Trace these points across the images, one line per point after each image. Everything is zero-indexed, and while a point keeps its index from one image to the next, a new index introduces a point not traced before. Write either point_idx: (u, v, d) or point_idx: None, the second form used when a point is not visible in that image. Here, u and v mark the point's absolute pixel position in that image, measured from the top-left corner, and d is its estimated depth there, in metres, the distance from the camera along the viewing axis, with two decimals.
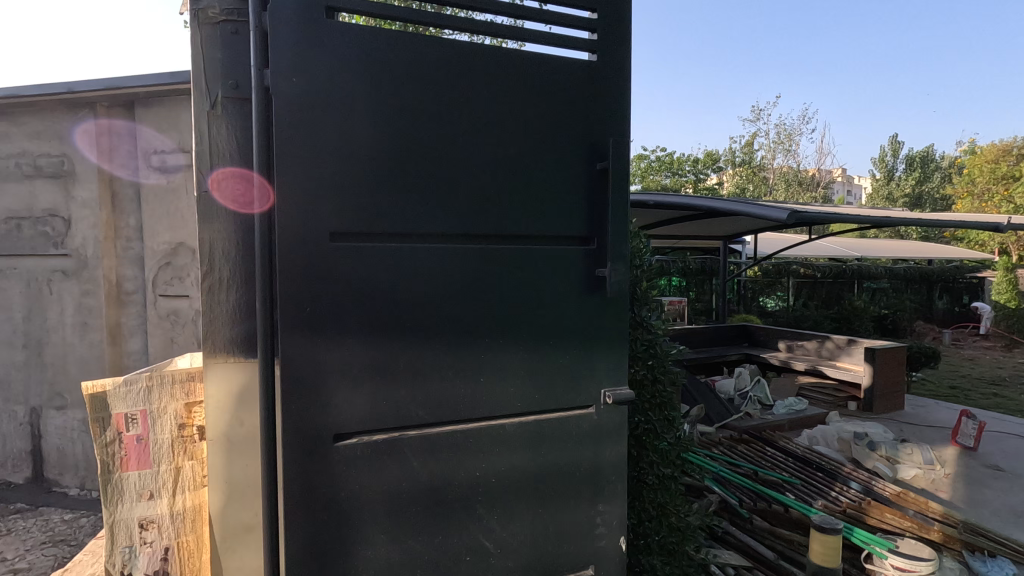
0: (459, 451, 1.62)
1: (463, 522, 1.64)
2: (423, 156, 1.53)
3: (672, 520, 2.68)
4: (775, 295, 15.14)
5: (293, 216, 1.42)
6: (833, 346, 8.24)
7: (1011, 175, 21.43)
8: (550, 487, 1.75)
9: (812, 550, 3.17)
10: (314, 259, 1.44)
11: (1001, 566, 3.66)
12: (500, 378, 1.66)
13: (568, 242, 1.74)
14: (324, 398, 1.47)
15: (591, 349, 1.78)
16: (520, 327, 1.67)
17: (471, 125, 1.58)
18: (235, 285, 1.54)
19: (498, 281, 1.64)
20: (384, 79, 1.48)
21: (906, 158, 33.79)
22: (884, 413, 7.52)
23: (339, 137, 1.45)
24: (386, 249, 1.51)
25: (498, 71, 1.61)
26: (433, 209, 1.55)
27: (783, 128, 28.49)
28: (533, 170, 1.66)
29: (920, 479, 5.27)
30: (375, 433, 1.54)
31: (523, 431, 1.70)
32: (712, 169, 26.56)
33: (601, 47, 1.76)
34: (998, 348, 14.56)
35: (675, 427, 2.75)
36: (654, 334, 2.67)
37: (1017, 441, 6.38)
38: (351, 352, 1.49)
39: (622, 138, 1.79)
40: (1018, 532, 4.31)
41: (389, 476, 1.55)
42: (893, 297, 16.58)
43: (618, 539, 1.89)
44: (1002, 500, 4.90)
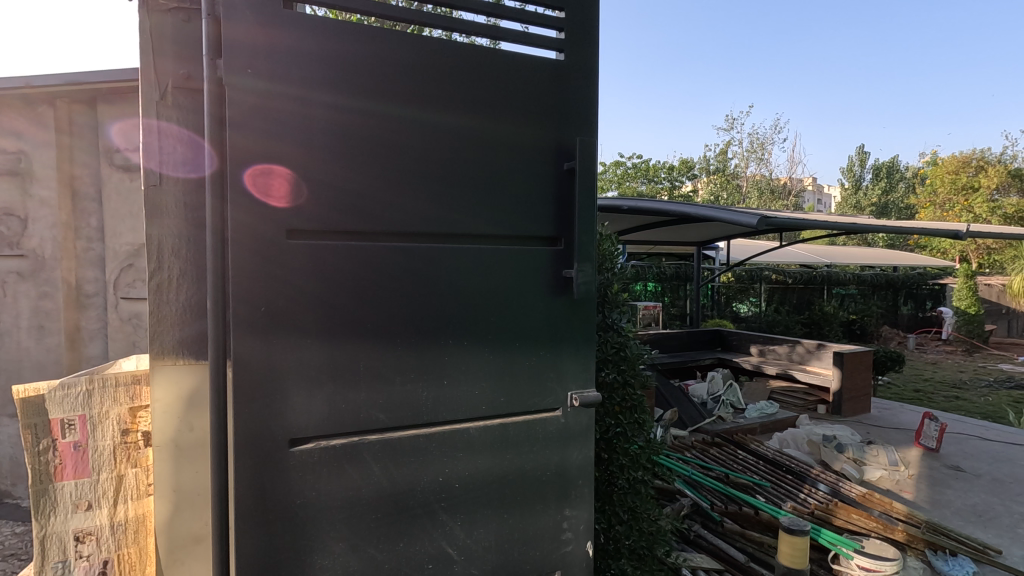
0: (421, 456, 1.58)
1: (425, 529, 1.60)
2: (388, 151, 1.49)
3: (643, 525, 2.66)
4: (748, 300, 15.39)
5: (248, 211, 1.37)
6: (803, 350, 8.38)
7: (970, 186, 22.36)
8: (515, 492, 1.72)
9: (780, 551, 3.19)
10: (270, 257, 1.39)
11: (962, 565, 3.76)
12: (464, 381, 1.63)
13: (535, 242, 1.72)
14: (280, 400, 1.42)
15: (558, 351, 1.76)
16: (485, 329, 1.64)
17: (437, 120, 1.55)
18: (185, 284, 1.47)
19: (462, 280, 1.60)
20: (348, 71, 1.44)
21: (872, 168, 34.79)
22: (851, 416, 7.68)
23: (298, 129, 1.40)
24: (345, 248, 1.46)
25: (464, 67, 1.59)
26: (396, 206, 1.51)
27: (755, 138, 29.14)
28: (499, 169, 1.64)
29: (885, 480, 5.39)
30: (333, 437, 1.49)
31: (487, 434, 1.67)
32: (687, 176, 27.02)
33: (569, 47, 1.74)
34: (959, 353, 15.08)
35: (646, 429, 2.74)
36: (625, 337, 2.66)
37: (977, 442, 6.57)
38: (309, 353, 1.44)
39: (589, 138, 1.78)
40: (978, 531, 4.42)
41: (347, 482, 1.50)
42: (861, 303, 17.02)
43: (585, 544, 1.87)
44: (963, 499, 5.03)
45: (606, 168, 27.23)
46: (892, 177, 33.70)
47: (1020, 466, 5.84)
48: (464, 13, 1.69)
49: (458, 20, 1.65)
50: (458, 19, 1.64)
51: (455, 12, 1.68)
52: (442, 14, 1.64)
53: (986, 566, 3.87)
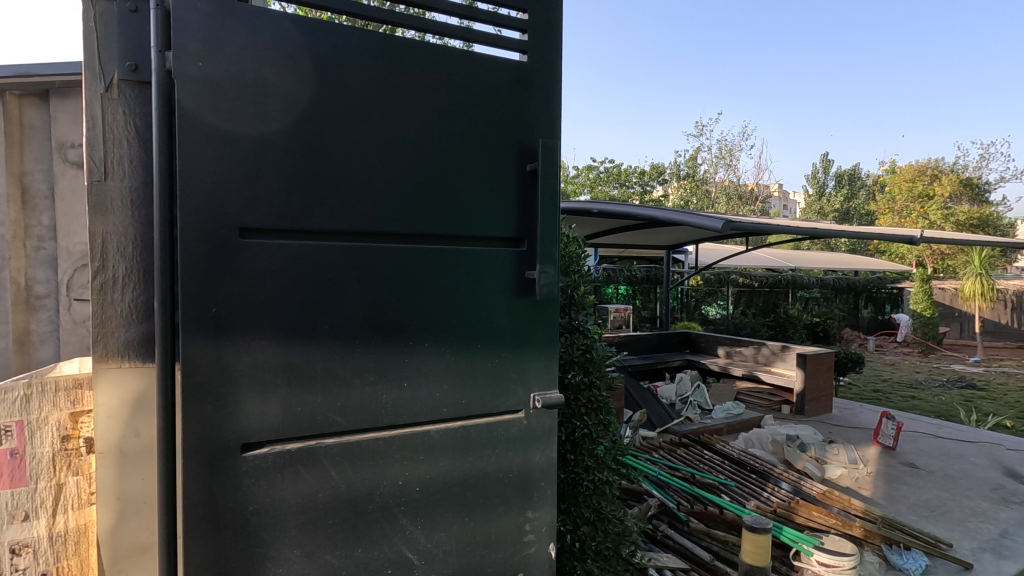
0: (380, 459, 1.56)
1: (384, 533, 1.57)
2: (346, 149, 1.47)
3: (608, 526, 2.67)
4: (716, 303, 15.68)
5: (198, 208, 1.32)
6: (768, 352, 8.57)
7: (926, 194, 23.25)
8: (476, 495, 1.70)
9: (743, 549, 3.24)
10: (221, 256, 1.35)
11: (916, 559, 3.91)
12: (425, 383, 1.61)
13: (498, 243, 1.72)
14: (231, 404, 1.38)
15: (521, 352, 1.76)
16: (446, 330, 1.62)
17: (398, 117, 1.53)
18: (132, 284, 1.42)
19: (423, 280, 1.59)
20: (305, 68, 1.42)
21: (835, 175, 35.88)
22: (813, 416, 7.89)
23: (252, 124, 1.37)
24: (300, 246, 1.43)
25: (427, 66, 1.58)
26: (355, 205, 1.49)
27: (724, 144, 29.71)
28: (462, 169, 1.63)
29: (845, 478, 5.54)
30: (288, 442, 1.45)
31: (449, 437, 1.65)
32: (657, 181, 27.46)
33: (531, 48, 1.75)
34: (915, 355, 15.66)
35: (611, 430, 2.76)
36: (592, 339, 2.67)
37: (930, 440, 6.83)
38: (263, 354, 1.40)
39: (553, 138, 1.78)
40: (930, 525, 4.59)
41: (304, 487, 1.46)
42: (824, 306, 17.53)
43: (547, 545, 1.87)
44: (917, 495, 5.22)
45: (580, 172, 27.49)
46: (853, 184, 34.82)
47: (970, 463, 6.08)
48: (432, 13, 1.68)
49: (422, 19, 1.64)
50: (422, 19, 1.63)
51: (422, 11, 1.67)
52: (408, 13, 1.63)
53: (938, 559, 4.01)
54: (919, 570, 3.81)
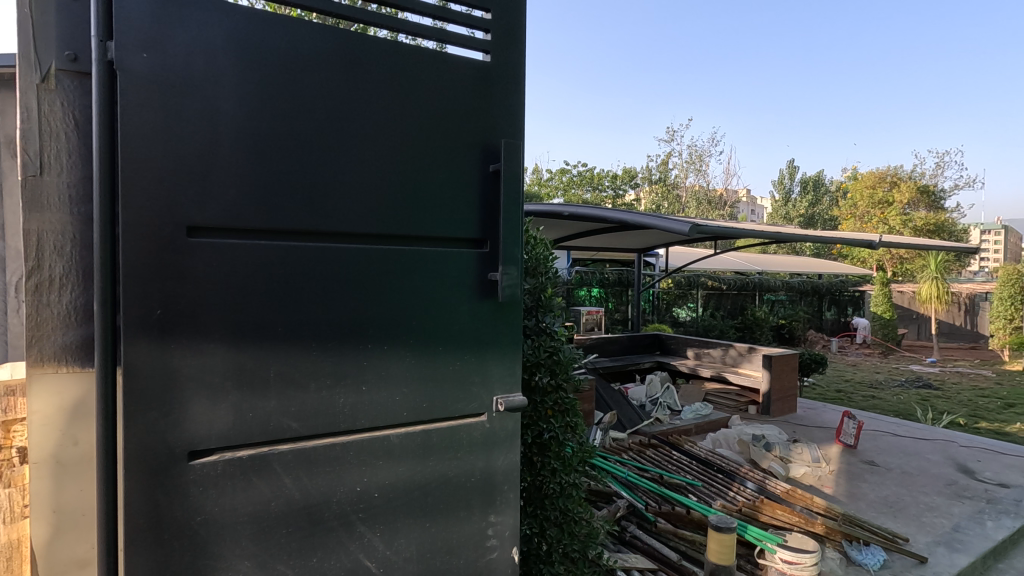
0: (337, 464, 1.51)
1: (341, 542, 1.52)
2: (301, 146, 1.43)
3: (574, 528, 2.66)
4: (686, 306, 15.95)
5: (143, 205, 1.27)
6: (735, 353, 8.73)
7: (885, 200, 24.06)
8: (438, 500, 1.67)
9: (709, 549, 3.27)
10: (168, 256, 1.29)
11: (874, 554, 4.02)
12: (384, 387, 1.57)
13: (460, 243, 1.70)
14: (178, 410, 1.32)
15: (483, 354, 1.74)
16: (406, 333, 1.60)
17: (356, 114, 1.50)
18: (71, 284, 1.35)
19: (383, 282, 1.55)
20: (261, 64, 1.38)
21: (800, 181, 36.87)
22: (778, 416, 8.07)
23: (201, 120, 1.32)
24: (253, 245, 1.38)
25: (389, 65, 1.56)
26: (311, 203, 1.45)
27: (694, 149, 30.24)
28: (423, 169, 1.61)
29: (808, 476, 5.66)
30: (239, 448, 1.40)
31: (410, 441, 1.62)
32: (628, 186, 27.90)
33: (495, 49, 1.73)
34: (876, 356, 16.19)
35: (578, 432, 2.75)
36: (558, 341, 2.66)
37: (889, 438, 7.05)
38: (212, 357, 1.35)
39: (516, 139, 1.77)
40: (888, 521, 4.74)
41: (256, 496, 1.41)
42: (790, 308, 17.98)
43: (510, 549, 1.85)
44: (876, 492, 5.37)
45: (553, 175, 27.79)
46: (818, 191, 35.87)
47: (926, 460, 6.29)
48: (404, 12, 1.65)
49: (395, 18, 1.61)
50: (394, 18, 1.61)
51: (394, 11, 1.64)
52: (382, 13, 1.59)
53: (896, 554, 4.13)
54: (878, 565, 3.92)
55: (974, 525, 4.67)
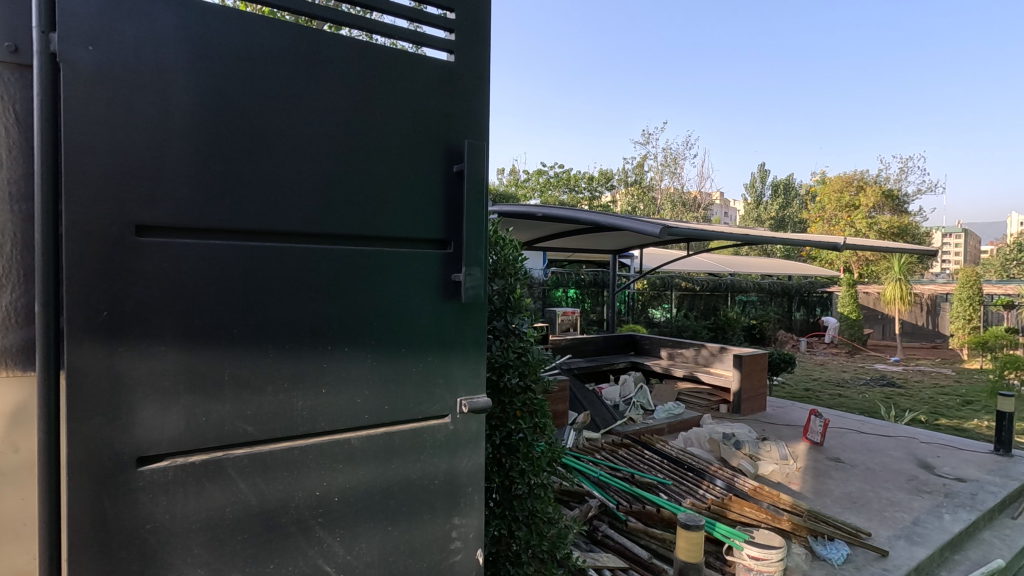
0: (295, 468, 1.48)
1: (299, 548, 1.49)
2: (257, 145, 1.40)
3: (543, 528, 2.66)
4: (661, 307, 16.16)
5: (88, 203, 1.22)
6: (707, 353, 8.87)
7: (852, 204, 24.72)
8: (400, 502, 1.66)
9: (678, 547, 3.30)
10: (115, 256, 1.25)
11: (839, 548, 4.12)
12: (344, 389, 1.55)
13: (424, 244, 1.69)
14: (126, 414, 1.28)
15: (446, 356, 1.73)
16: (368, 334, 1.58)
17: (315, 113, 1.48)
18: (11, 285, 1.30)
19: (344, 283, 1.54)
20: (217, 60, 1.35)
21: (771, 184, 37.66)
22: (749, 415, 8.23)
23: (152, 116, 1.29)
24: (205, 246, 1.35)
25: (353, 63, 1.54)
26: (268, 202, 1.42)
27: (669, 152, 30.62)
28: (385, 169, 1.59)
29: (776, 474, 5.77)
30: (191, 453, 1.36)
31: (371, 444, 1.60)
32: (604, 188, 28.22)
33: (459, 49, 1.73)
34: (843, 355, 16.63)
35: (547, 432, 2.74)
36: (527, 342, 2.65)
37: (854, 436, 7.24)
38: (163, 360, 1.31)
39: (480, 141, 1.76)
40: (852, 516, 4.86)
41: (209, 501, 1.37)
42: (761, 309, 18.35)
43: (474, 551, 1.84)
44: (841, 488, 5.51)
45: (530, 177, 27.99)
46: (788, 194, 36.67)
47: (888, 456, 6.48)
48: (377, 12, 1.64)
49: (366, 19, 1.60)
50: (365, 18, 1.59)
51: (367, 11, 1.63)
52: (347, 11, 1.57)
53: (859, 548, 4.24)
54: (842, 559, 4.02)
55: (932, 519, 4.82)
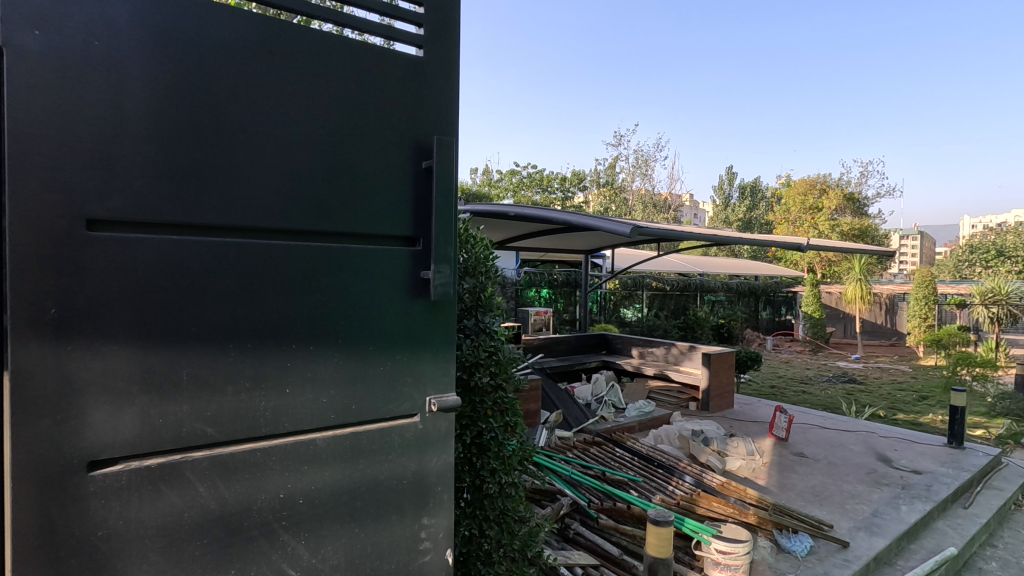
0: (258, 471, 1.44)
1: (263, 552, 1.45)
2: (217, 138, 1.36)
3: (514, 527, 2.64)
4: (632, 306, 16.34)
5: (33, 197, 1.17)
6: (677, 352, 9.00)
7: (815, 206, 25.42)
8: (368, 503, 1.63)
9: (648, 543, 3.33)
10: (65, 251, 1.20)
11: (802, 540, 4.23)
12: (309, 389, 1.52)
13: (391, 241, 1.67)
14: (76, 417, 1.23)
15: (415, 355, 1.71)
16: (335, 333, 1.55)
17: (278, 107, 1.44)
18: None
19: (310, 280, 1.50)
20: (174, 49, 1.30)
21: (738, 186, 38.46)
22: (717, 412, 8.38)
23: (105, 106, 1.24)
24: (162, 241, 1.30)
25: (318, 57, 1.51)
26: (228, 197, 1.38)
27: (640, 154, 30.94)
28: (351, 165, 1.57)
29: (743, 469, 5.89)
30: (147, 457, 1.31)
31: (337, 445, 1.57)
32: (576, 189, 28.46)
33: (428, 44, 1.71)
34: (807, 353, 17.09)
35: (518, 431, 2.73)
36: (497, 341, 2.63)
37: (818, 431, 7.45)
38: (116, 360, 1.26)
39: (449, 137, 1.75)
40: (815, 509, 4.99)
41: (166, 506, 1.32)
42: (729, 308, 18.73)
43: (443, 551, 1.82)
44: (805, 482, 5.65)
45: (503, 176, 28.04)
46: (755, 196, 37.47)
47: (850, 450, 6.68)
48: (348, 6, 1.61)
49: (335, 11, 1.57)
50: (333, 10, 1.56)
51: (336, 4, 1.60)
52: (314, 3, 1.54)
53: (821, 540, 4.36)
54: (805, 551, 4.13)
55: (891, 510, 5.00)
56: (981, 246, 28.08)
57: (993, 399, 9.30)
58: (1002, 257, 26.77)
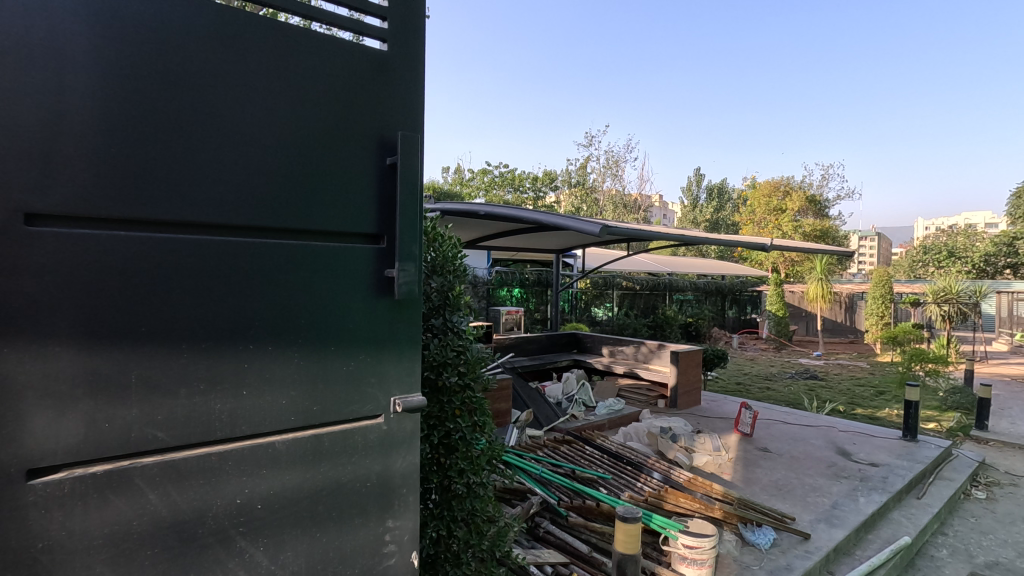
0: (212, 476, 1.39)
1: (218, 560, 1.40)
2: (168, 130, 1.31)
3: (482, 527, 2.62)
4: (603, 305, 16.49)
5: None
6: (646, 350, 9.11)
7: (779, 208, 26.10)
8: (330, 507, 1.59)
9: (617, 539, 3.35)
10: (3, 246, 1.13)
11: (766, 533, 4.34)
12: (269, 390, 1.47)
13: (355, 239, 1.64)
14: (13, 423, 1.16)
15: (379, 354, 1.67)
16: (295, 333, 1.51)
17: (235, 99, 1.40)
18: None
19: (268, 279, 1.46)
20: (122, 35, 1.25)
21: (706, 187, 39.23)
22: (685, 409, 8.52)
23: (47, 95, 1.17)
24: (109, 238, 1.25)
25: (279, 50, 1.47)
26: (183, 193, 1.33)
27: (610, 154, 31.25)
28: (312, 161, 1.53)
29: (710, 465, 5.99)
30: (92, 464, 1.25)
31: (297, 448, 1.52)
32: (548, 188, 28.64)
33: (392, 38, 1.68)
34: (771, 351, 17.53)
35: (486, 431, 2.70)
36: (465, 339, 2.60)
37: (781, 426, 7.64)
38: (58, 362, 1.20)
39: (414, 132, 1.72)
40: (778, 502, 5.12)
41: (114, 515, 1.26)
42: (697, 307, 19.08)
43: (408, 554, 1.80)
44: (769, 476, 5.79)
45: (474, 175, 28.04)
46: (722, 197, 38.28)
47: (811, 444, 6.88)
48: None
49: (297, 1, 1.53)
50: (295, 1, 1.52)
51: None
52: None
53: (784, 532, 4.47)
54: (768, 544, 4.23)
55: (849, 502, 5.16)
56: (933, 246, 29.30)
57: (945, 394, 9.70)
58: (953, 258, 28.03)
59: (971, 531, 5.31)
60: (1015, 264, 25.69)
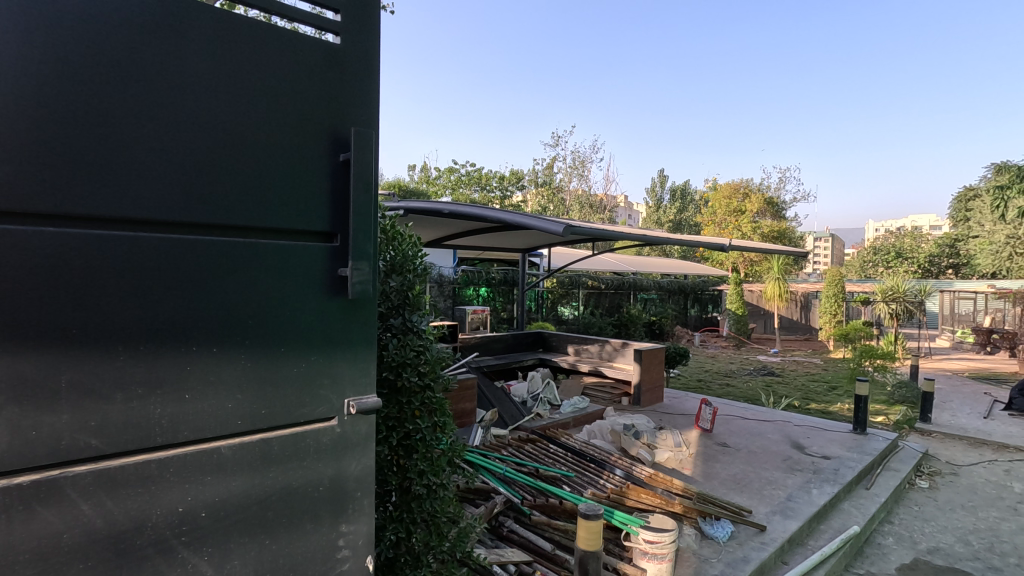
0: (152, 484, 1.33)
1: (159, 571, 1.34)
2: (103, 121, 1.24)
3: (441, 529, 2.58)
4: (569, 304, 16.58)
5: None
6: (610, 348, 9.21)
7: (738, 210, 26.77)
8: (279, 513, 1.54)
9: (578, 536, 3.37)
10: None
11: (723, 527, 4.44)
12: (215, 394, 1.42)
13: (308, 236, 1.59)
14: None
15: (331, 355, 1.63)
16: (243, 334, 1.46)
17: (177, 89, 1.34)
18: None
19: (213, 276, 1.41)
20: (52, 20, 1.18)
21: (669, 189, 39.94)
22: (647, 406, 8.65)
23: None
24: (37, 233, 1.18)
25: (226, 41, 1.42)
26: (119, 186, 1.27)
27: (576, 155, 31.48)
28: (261, 154, 1.48)
29: (671, 460, 6.09)
30: (19, 475, 1.18)
31: (244, 453, 1.47)
32: (514, 187, 28.70)
33: (345, 31, 1.63)
34: (731, 348, 18.00)
35: (446, 431, 2.67)
36: (425, 339, 2.56)
37: (740, 422, 7.85)
38: None
39: (368, 128, 1.68)
40: (736, 496, 5.25)
41: (44, 527, 1.19)
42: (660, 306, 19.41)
43: (363, 558, 1.76)
44: (727, 470, 5.94)
45: (441, 174, 27.85)
46: (684, 199, 39.08)
47: (768, 439, 7.09)
48: None
49: None
50: None
51: None
52: None
53: (741, 525, 4.59)
54: (726, 536, 4.33)
55: (803, 494, 5.34)
56: (882, 248, 30.61)
57: (892, 388, 10.14)
58: (900, 258, 29.32)
59: (915, 519, 5.57)
60: (956, 264, 27.08)
